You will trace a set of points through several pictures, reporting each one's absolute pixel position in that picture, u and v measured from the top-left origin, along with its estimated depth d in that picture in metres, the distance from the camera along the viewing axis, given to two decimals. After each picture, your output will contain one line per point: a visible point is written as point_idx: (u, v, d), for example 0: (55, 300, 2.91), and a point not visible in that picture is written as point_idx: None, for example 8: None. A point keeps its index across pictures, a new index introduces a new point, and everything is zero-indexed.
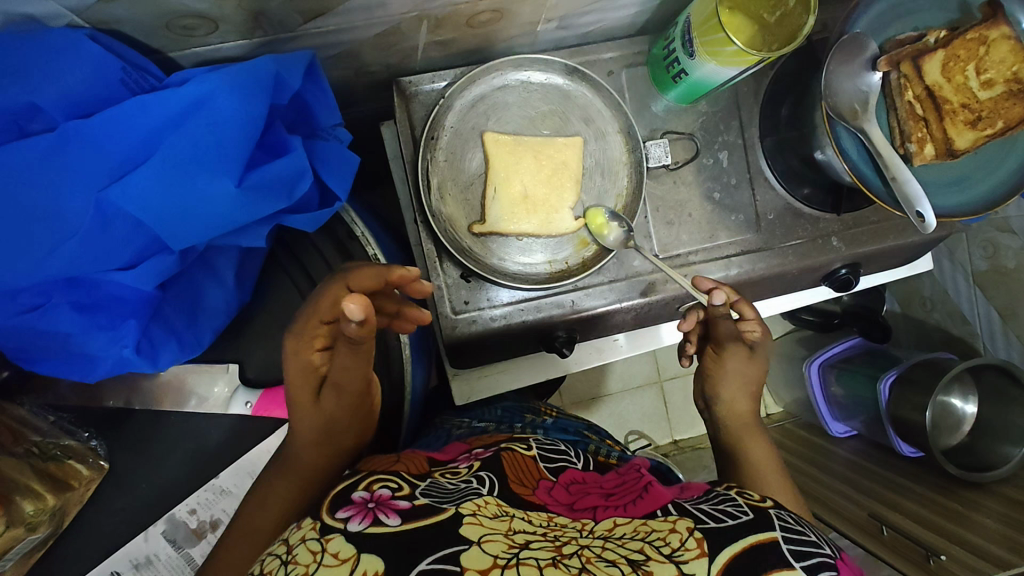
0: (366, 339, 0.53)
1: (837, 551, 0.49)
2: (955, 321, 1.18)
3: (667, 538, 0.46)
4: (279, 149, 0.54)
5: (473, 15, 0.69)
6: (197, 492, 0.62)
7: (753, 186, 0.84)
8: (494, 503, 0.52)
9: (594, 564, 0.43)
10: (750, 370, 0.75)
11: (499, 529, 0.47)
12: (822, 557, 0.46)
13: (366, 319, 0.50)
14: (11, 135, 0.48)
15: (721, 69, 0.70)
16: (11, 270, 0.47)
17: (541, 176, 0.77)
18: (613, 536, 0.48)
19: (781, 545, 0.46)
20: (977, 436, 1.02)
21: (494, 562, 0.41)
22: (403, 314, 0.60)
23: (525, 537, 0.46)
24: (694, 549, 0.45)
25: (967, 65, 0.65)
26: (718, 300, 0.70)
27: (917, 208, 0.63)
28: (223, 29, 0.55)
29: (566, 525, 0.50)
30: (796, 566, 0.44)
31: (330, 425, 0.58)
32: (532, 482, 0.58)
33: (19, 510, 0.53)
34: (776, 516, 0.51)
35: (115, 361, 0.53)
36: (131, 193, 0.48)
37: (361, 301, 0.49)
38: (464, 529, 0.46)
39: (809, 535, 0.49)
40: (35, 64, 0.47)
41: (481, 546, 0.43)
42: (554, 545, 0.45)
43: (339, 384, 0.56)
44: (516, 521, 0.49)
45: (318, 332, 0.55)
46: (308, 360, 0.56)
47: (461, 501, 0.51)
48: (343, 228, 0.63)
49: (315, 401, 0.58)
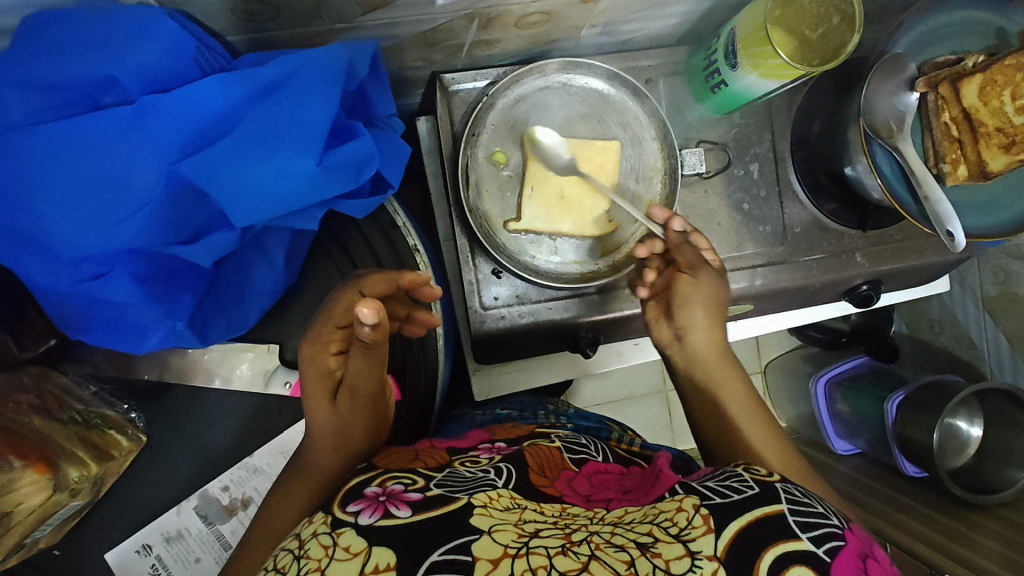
0: (379, 343, 0.54)
1: (844, 520, 0.50)
2: (963, 345, 1.19)
3: (675, 518, 0.48)
4: (344, 134, 0.55)
5: (522, 16, 0.70)
6: (231, 469, 0.63)
7: (782, 199, 0.85)
8: (507, 496, 0.52)
9: (603, 550, 0.44)
10: (700, 291, 0.71)
11: (510, 520, 0.48)
12: (828, 527, 0.47)
13: (378, 322, 0.52)
14: (86, 106, 0.49)
15: (761, 82, 0.72)
16: (80, 238, 0.49)
17: (578, 178, 0.78)
18: (623, 522, 0.49)
19: (787, 516, 0.47)
20: (982, 458, 1.03)
21: (505, 551, 0.43)
22: (413, 318, 0.64)
23: (535, 527, 0.47)
24: (701, 526, 0.46)
25: (1003, 90, 0.65)
26: (678, 226, 0.72)
27: (947, 227, 0.64)
28: (285, 16, 0.57)
29: (579, 514, 0.51)
30: (802, 537, 0.45)
31: (346, 427, 0.59)
32: (554, 472, 0.59)
33: (64, 476, 0.56)
34: (783, 489, 0.52)
35: (168, 333, 0.55)
36: (202, 169, 0.49)
37: (373, 305, 0.51)
38: (475, 519, 0.47)
39: (817, 507, 0.50)
40: (117, 38, 0.48)
41: (492, 535, 0.45)
42: (564, 532, 0.47)
43: (354, 387, 0.57)
44: (528, 512, 0.50)
45: (334, 337, 0.57)
46: (324, 364, 0.57)
47: (474, 491, 0.52)
48: (387, 219, 0.64)
49: (330, 405, 0.58)
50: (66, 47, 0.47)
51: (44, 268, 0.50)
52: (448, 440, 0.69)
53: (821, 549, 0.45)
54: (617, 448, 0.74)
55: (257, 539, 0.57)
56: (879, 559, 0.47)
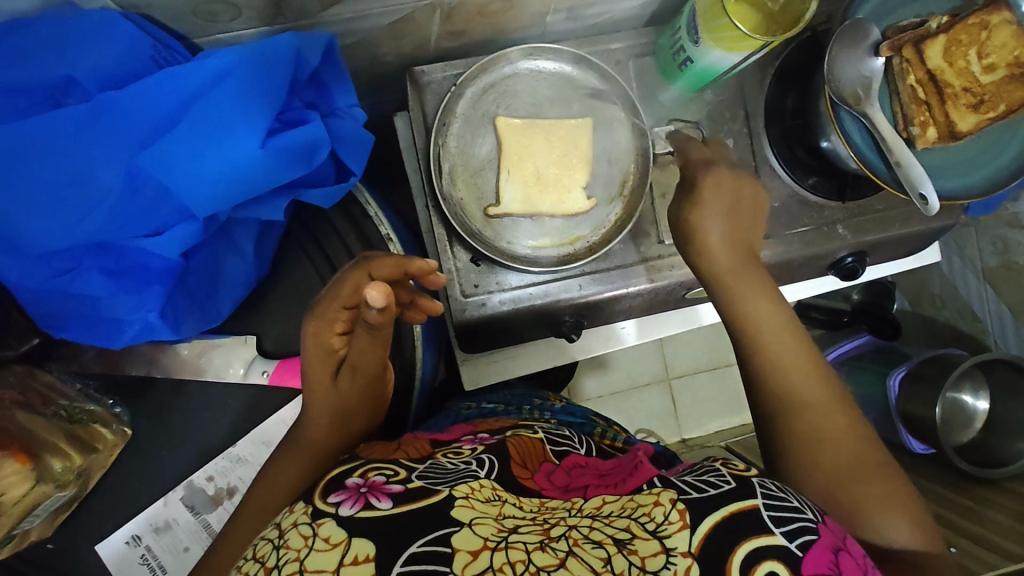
0: (384, 326, 0.55)
1: (818, 514, 0.49)
2: (965, 318, 1.17)
3: (651, 513, 0.47)
4: (298, 122, 0.57)
5: (485, 4, 0.71)
6: (215, 460, 0.64)
7: (759, 174, 0.85)
8: (488, 486, 0.53)
9: (580, 546, 0.44)
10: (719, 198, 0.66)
11: (490, 512, 0.48)
12: (802, 522, 0.47)
13: (386, 306, 0.52)
14: (48, 108, 0.52)
15: (726, 56, 0.72)
16: (48, 234, 0.51)
17: (552, 157, 0.79)
18: (601, 515, 0.49)
19: (761, 512, 0.47)
20: (990, 431, 1.01)
21: (484, 544, 0.43)
22: (416, 304, 0.62)
23: (514, 522, 0.47)
24: (677, 522, 0.46)
25: (968, 49, 0.67)
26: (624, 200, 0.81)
27: (920, 190, 0.64)
28: (245, 15, 0.58)
29: (557, 507, 0.51)
30: (774, 533, 0.45)
31: (344, 406, 0.60)
32: (535, 466, 0.60)
33: (48, 467, 0.57)
34: (760, 484, 0.51)
35: (141, 327, 0.56)
36: (160, 161, 0.51)
37: (382, 288, 0.51)
38: (455, 512, 0.47)
39: (792, 501, 0.49)
40: (72, 41, 0.50)
41: (472, 528, 0.45)
42: (543, 528, 0.47)
43: (356, 365, 0.59)
44: (508, 505, 0.51)
45: (338, 316, 0.56)
46: (328, 343, 0.57)
47: (456, 483, 0.52)
48: (358, 208, 0.66)
49: (331, 382, 0.59)
50: (26, 52, 0.50)
51: (15, 267, 0.52)
52: (432, 435, 0.70)
53: (792, 544, 0.45)
54: (600, 443, 0.76)
55: (248, 514, 0.58)
56: (854, 553, 0.47)
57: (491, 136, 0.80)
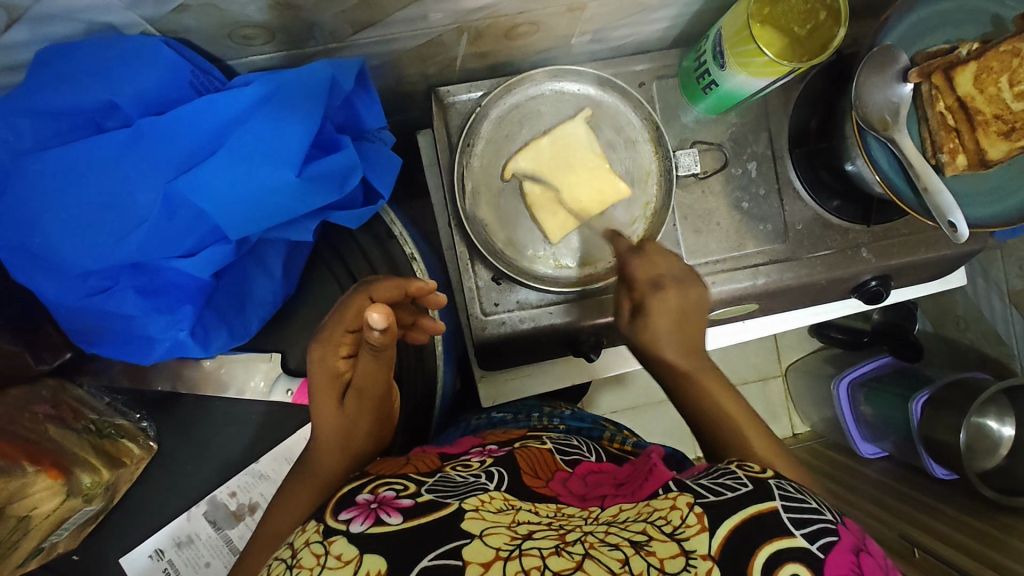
0: (388, 346, 0.56)
1: (837, 515, 0.48)
2: (990, 341, 1.15)
3: (669, 517, 0.47)
4: (330, 147, 0.58)
5: (510, 27, 0.72)
6: (238, 475, 0.65)
7: (782, 197, 0.85)
8: (499, 498, 0.52)
9: (597, 548, 0.43)
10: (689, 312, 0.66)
11: (502, 522, 0.47)
12: (822, 523, 0.46)
13: (388, 326, 0.53)
14: (90, 130, 0.54)
15: (751, 80, 0.72)
16: (86, 254, 0.52)
17: (561, 203, 0.79)
18: (617, 520, 0.48)
19: (781, 513, 0.46)
20: (1016, 459, 0.98)
21: (497, 554, 0.43)
22: (419, 325, 0.63)
23: (528, 529, 0.47)
24: (695, 525, 0.45)
25: (999, 77, 0.65)
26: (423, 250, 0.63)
27: (950, 217, 0.63)
28: (279, 39, 0.60)
29: (574, 515, 0.51)
30: (796, 534, 0.45)
31: (351, 428, 0.60)
32: (546, 474, 0.59)
33: (77, 482, 0.58)
34: (776, 485, 0.50)
35: (171, 344, 0.57)
36: (196, 184, 0.52)
37: (383, 311, 0.52)
38: (466, 524, 0.47)
39: (810, 502, 0.49)
40: (115, 66, 0.52)
41: (483, 539, 0.45)
42: (557, 534, 0.46)
43: (361, 388, 0.59)
44: (522, 513, 0.50)
45: (343, 340, 0.57)
46: (333, 367, 0.58)
47: (466, 496, 0.52)
48: (384, 228, 0.67)
49: (337, 407, 0.59)
50: (69, 76, 0.51)
51: (53, 285, 0.54)
52: (440, 447, 0.70)
53: (815, 546, 0.44)
54: (610, 447, 0.76)
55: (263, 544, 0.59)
56: (873, 554, 0.46)
57: (533, 149, 0.79)
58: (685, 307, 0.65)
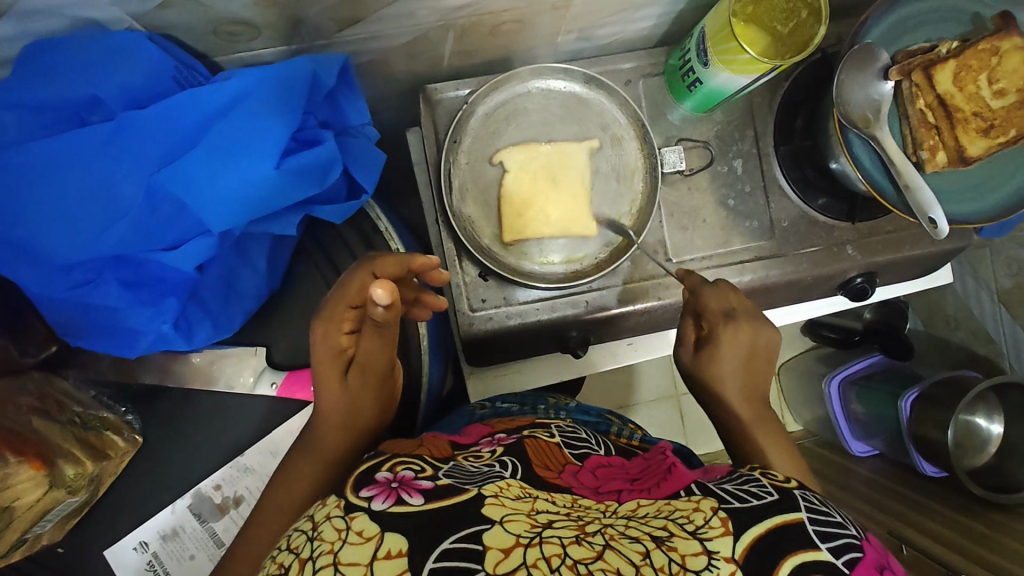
0: (391, 322, 0.56)
1: (862, 531, 0.48)
2: (979, 339, 1.16)
3: (691, 516, 0.47)
4: (312, 141, 0.59)
5: (496, 25, 0.72)
6: (222, 469, 0.66)
7: (768, 195, 0.85)
8: (516, 486, 0.52)
9: (617, 541, 0.44)
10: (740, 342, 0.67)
11: (522, 510, 0.48)
12: (847, 538, 0.46)
13: (392, 303, 0.53)
14: (74, 125, 0.54)
15: (734, 78, 0.73)
16: (69, 247, 0.53)
17: (552, 202, 0.80)
18: (636, 516, 0.49)
19: (806, 524, 0.46)
20: (1004, 456, 0.99)
21: (518, 541, 0.43)
22: (421, 301, 0.62)
23: (548, 518, 0.47)
24: (719, 527, 0.45)
25: (979, 75, 0.66)
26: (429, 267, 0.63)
27: (930, 215, 0.64)
28: (264, 35, 0.60)
29: (591, 507, 0.51)
30: (821, 547, 0.44)
31: (354, 403, 0.60)
32: (558, 466, 0.59)
33: (61, 473, 0.59)
34: (801, 496, 0.50)
35: (156, 337, 0.58)
36: (177, 178, 0.53)
37: (387, 286, 0.52)
38: (487, 509, 0.47)
39: (834, 515, 0.49)
40: (98, 62, 0.52)
41: (504, 525, 0.45)
42: (577, 525, 0.46)
43: (364, 364, 0.59)
44: (540, 502, 0.50)
45: (346, 316, 0.58)
46: (337, 343, 0.58)
47: (484, 483, 0.52)
48: (369, 223, 0.67)
49: (340, 382, 0.60)
50: (53, 71, 0.52)
51: (37, 277, 0.54)
52: (450, 436, 0.70)
53: (839, 561, 0.44)
54: (617, 441, 0.76)
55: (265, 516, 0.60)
56: (896, 571, 0.46)
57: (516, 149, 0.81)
58: (754, 347, 0.68)
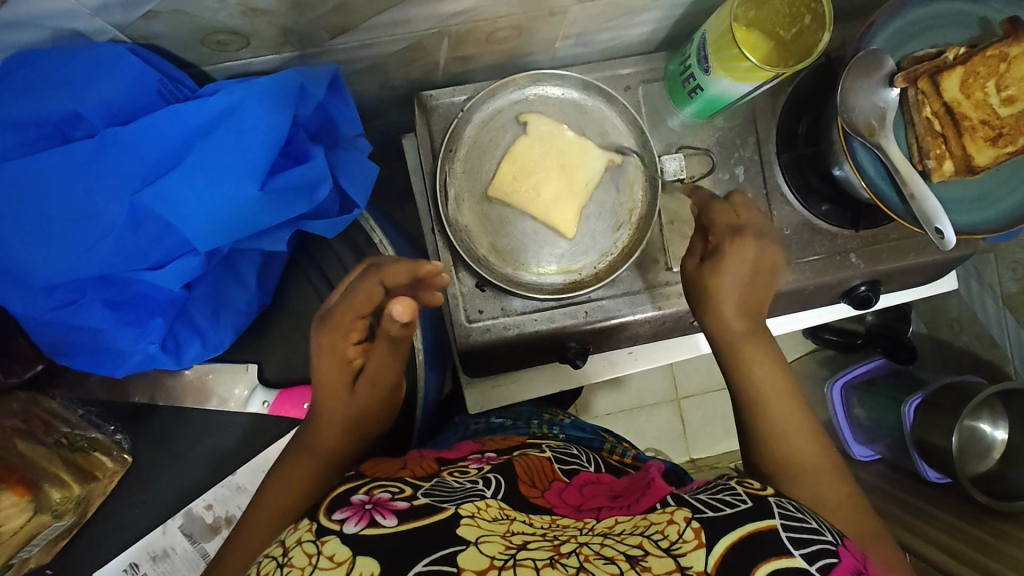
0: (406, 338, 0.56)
1: (838, 536, 0.47)
2: (983, 344, 1.14)
3: (666, 530, 0.45)
4: (301, 156, 0.58)
5: (492, 32, 0.71)
6: (214, 487, 0.65)
7: (770, 202, 0.84)
8: (495, 506, 0.51)
9: (592, 562, 0.42)
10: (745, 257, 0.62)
11: (497, 531, 0.46)
12: (822, 544, 0.45)
13: (409, 320, 0.52)
14: (56, 140, 0.53)
15: (735, 85, 0.71)
16: (51, 267, 0.52)
17: (558, 188, 0.78)
18: (613, 533, 0.47)
19: (781, 532, 0.45)
20: (1008, 463, 0.97)
21: (492, 563, 0.41)
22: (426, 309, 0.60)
23: (523, 538, 0.45)
24: (693, 540, 0.44)
25: (987, 82, 0.65)
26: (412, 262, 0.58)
27: (936, 225, 0.62)
28: (254, 45, 0.58)
29: (569, 526, 0.49)
30: (796, 554, 0.43)
31: (361, 415, 0.60)
32: (544, 483, 0.57)
33: (46, 498, 0.58)
34: (777, 504, 0.49)
35: (143, 357, 0.58)
36: (161, 196, 0.51)
37: (406, 303, 0.51)
38: (462, 529, 0.45)
39: (810, 522, 0.47)
40: (80, 76, 0.51)
41: (478, 546, 0.43)
42: (552, 545, 0.44)
43: (375, 376, 0.58)
44: (517, 523, 0.48)
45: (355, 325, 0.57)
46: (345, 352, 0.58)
47: (462, 501, 0.50)
48: (362, 235, 0.65)
49: (349, 391, 0.59)
50: (35, 86, 0.51)
51: (20, 297, 0.53)
52: (438, 452, 0.68)
53: (813, 566, 0.42)
54: (610, 458, 0.74)
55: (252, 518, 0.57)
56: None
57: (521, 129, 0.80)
58: (759, 262, 0.63)
